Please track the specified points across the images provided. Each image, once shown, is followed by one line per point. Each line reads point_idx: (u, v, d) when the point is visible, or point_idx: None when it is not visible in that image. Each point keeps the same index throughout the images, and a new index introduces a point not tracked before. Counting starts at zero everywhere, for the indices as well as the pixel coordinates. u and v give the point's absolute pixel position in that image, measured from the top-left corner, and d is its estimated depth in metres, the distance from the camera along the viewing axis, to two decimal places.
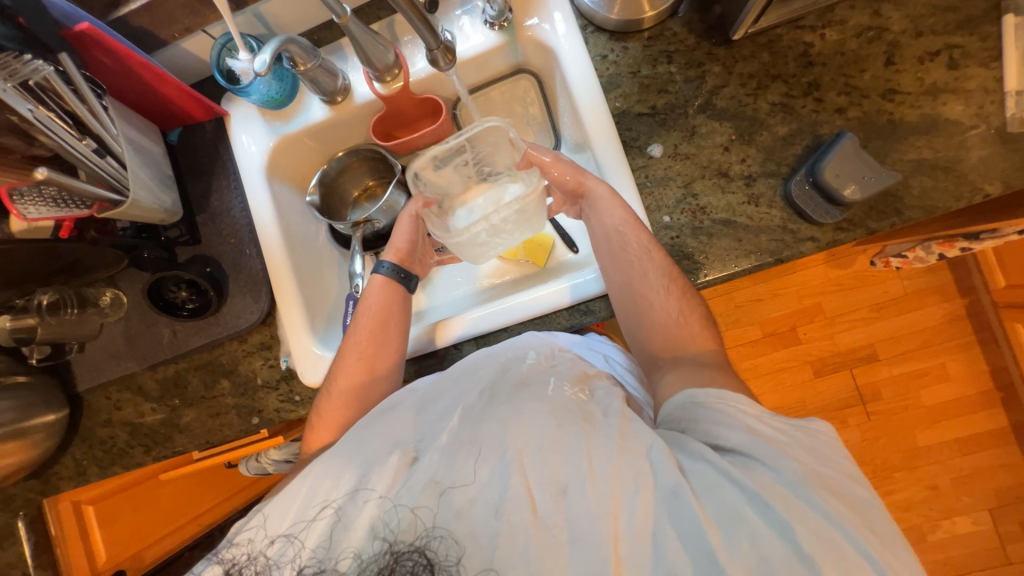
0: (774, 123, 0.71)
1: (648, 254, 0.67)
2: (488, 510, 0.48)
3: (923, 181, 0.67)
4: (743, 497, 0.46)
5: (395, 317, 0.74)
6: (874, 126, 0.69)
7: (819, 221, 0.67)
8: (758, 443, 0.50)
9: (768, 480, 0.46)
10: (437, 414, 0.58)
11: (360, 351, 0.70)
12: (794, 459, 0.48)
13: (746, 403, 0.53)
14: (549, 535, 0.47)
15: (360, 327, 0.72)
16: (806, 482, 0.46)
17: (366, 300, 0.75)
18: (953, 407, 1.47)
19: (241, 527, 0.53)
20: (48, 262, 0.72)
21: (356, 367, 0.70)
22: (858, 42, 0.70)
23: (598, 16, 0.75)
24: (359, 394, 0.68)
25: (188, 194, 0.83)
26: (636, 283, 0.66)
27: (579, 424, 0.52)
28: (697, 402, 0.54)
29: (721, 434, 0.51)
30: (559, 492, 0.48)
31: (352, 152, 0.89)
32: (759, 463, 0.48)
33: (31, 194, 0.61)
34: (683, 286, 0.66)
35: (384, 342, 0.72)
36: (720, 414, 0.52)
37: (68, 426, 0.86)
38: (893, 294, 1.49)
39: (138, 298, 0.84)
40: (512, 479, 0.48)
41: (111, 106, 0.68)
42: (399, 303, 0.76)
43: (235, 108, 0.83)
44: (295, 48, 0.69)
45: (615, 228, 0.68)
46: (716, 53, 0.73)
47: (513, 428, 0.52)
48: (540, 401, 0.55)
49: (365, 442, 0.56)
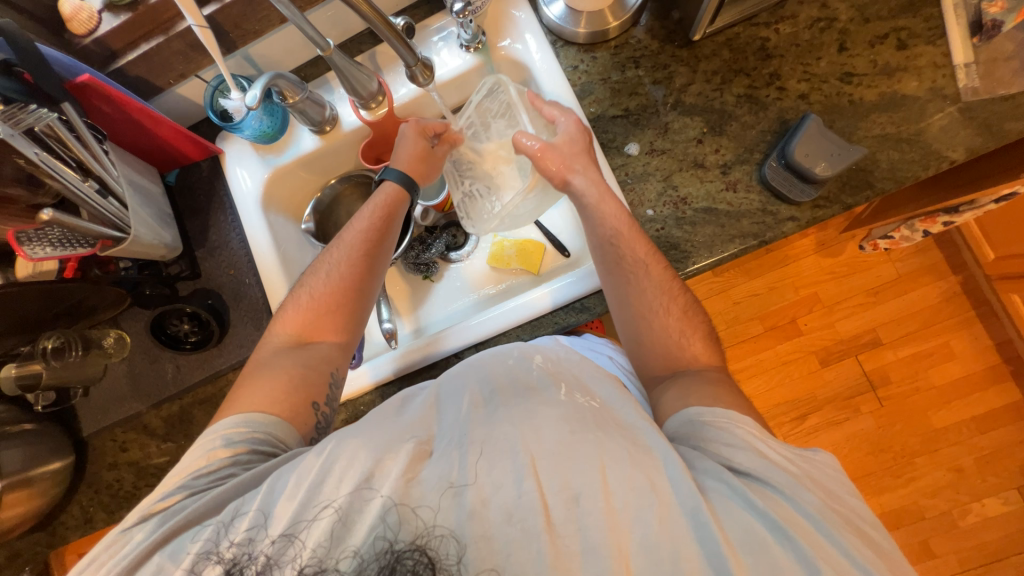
0: (742, 114, 0.74)
1: (645, 268, 0.66)
2: (502, 514, 0.47)
3: (890, 155, 0.70)
4: (765, 525, 0.46)
5: (390, 234, 0.74)
6: (836, 107, 0.72)
7: (796, 200, 0.70)
8: (771, 468, 0.50)
9: (786, 510, 0.47)
10: (451, 414, 0.57)
11: (349, 260, 0.71)
12: (811, 491, 0.48)
13: (753, 426, 0.53)
14: (561, 544, 0.46)
15: (353, 238, 0.72)
16: (824, 514, 0.47)
17: (365, 210, 0.74)
18: (964, 384, 1.46)
19: (237, 524, 0.49)
20: (54, 304, 0.73)
21: (343, 274, 0.70)
22: (811, 33, 0.75)
23: (566, 31, 0.79)
24: (341, 302, 0.69)
25: (186, 231, 0.86)
26: (633, 272, 0.66)
27: (593, 431, 0.51)
28: (703, 420, 0.54)
29: (734, 456, 0.51)
30: (571, 499, 0.48)
31: (344, 179, 0.93)
32: (776, 491, 0.48)
33: (37, 237, 0.64)
34: (682, 299, 0.66)
35: (375, 252, 0.72)
36: (730, 436, 0.52)
37: (73, 473, 0.85)
38: (886, 277, 1.50)
39: (142, 337, 0.85)
40: (526, 484, 0.48)
41: (111, 150, 0.71)
42: (396, 217, 0.75)
43: (230, 145, 0.87)
44: (284, 83, 0.73)
45: (609, 238, 0.67)
46: (679, 55, 0.78)
47: (526, 433, 0.51)
48: (553, 407, 0.54)
49: (382, 428, 0.55)
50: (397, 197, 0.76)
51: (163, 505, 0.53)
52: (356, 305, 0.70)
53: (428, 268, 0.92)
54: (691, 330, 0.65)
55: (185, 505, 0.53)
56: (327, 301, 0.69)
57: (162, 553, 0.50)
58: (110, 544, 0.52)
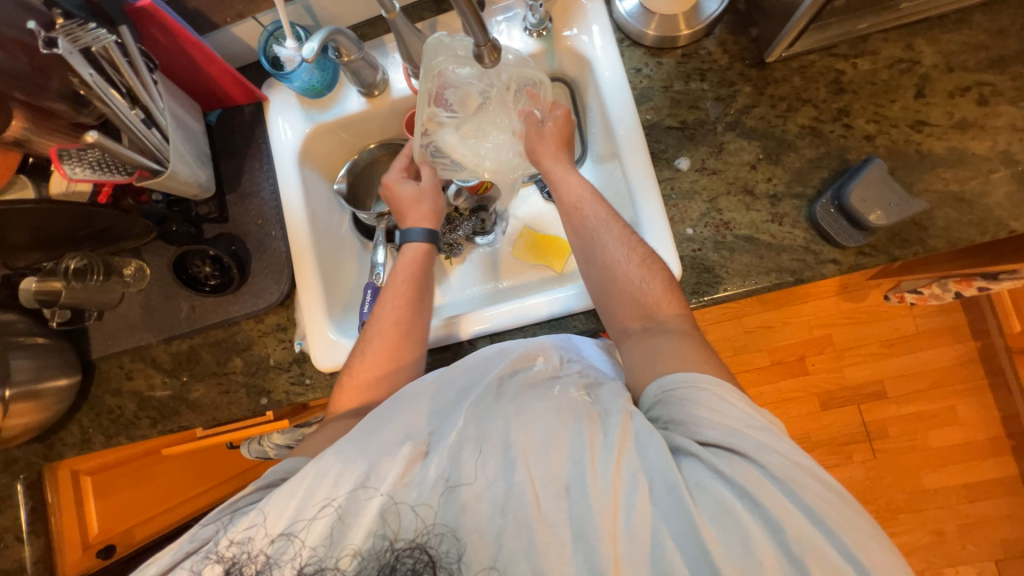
0: (802, 145, 0.72)
1: (605, 225, 0.68)
2: (494, 505, 0.47)
3: (948, 214, 0.67)
4: (734, 493, 0.44)
5: (423, 294, 0.74)
6: (901, 154, 0.70)
7: (841, 243, 0.68)
8: (736, 434, 0.47)
9: (752, 474, 0.45)
10: (449, 406, 0.57)
11: (385, 330, 0.70)
12: (776, 451, 0.46)
13: (715, 384, 0.51)
14: (551, 531, 0.46)
15: (385, 306, 0.72)
16: (790, 477, 0.44)
17: (393, 276, 0.75)
18: (961, 450, 1.45)
19: (236, 524, 0.50)
20: (82, 225, 0.74)
21: (379, 344, 0.69)
22: (889, 73, 0.71)
23: (635, 30, 0.77)
24: (382, 369, 0.69)
25: (220, 173, 0.85)
26: (608, 256, 0.65)
27: (583, 422, 0.51)
28: (667, 390, 0.52)
29: (700, 425, 0.48)
30: (561, 490, 0.47)
31: (384, 146, 0.92)
32: (742, 456, 0.46)
33: (77, 156, 0.64)
34: (642, 248, 0.65)
35: (409, 316, 0.72)
36: (692, 403, 0.50)
37: (79, 391, 0.87)
38: (904, 331, 1.48)
39: (161, 271, 0.85)
40: (516, 475, 0.48)
41: (161, 81, 0.70)
42: (424, 276, 0.76)
43: (276, 93, 0.86)
44: (343, 39, 0.72)
45: (573, 203, 0.71)
46: (748, 74, 0.75)
47: (518, 425, 0.51)
48: (545, 399, 0.54)
49: (375, 429, 0.53)
50: (424, 254, 0.77)
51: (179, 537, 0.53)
52: (403, 371, 0.69)
53: (452, 249, 0.92)
54: (653, 274, 0.63)
55: (199, 533, 0.52)
56: (370, 377, 0.68)
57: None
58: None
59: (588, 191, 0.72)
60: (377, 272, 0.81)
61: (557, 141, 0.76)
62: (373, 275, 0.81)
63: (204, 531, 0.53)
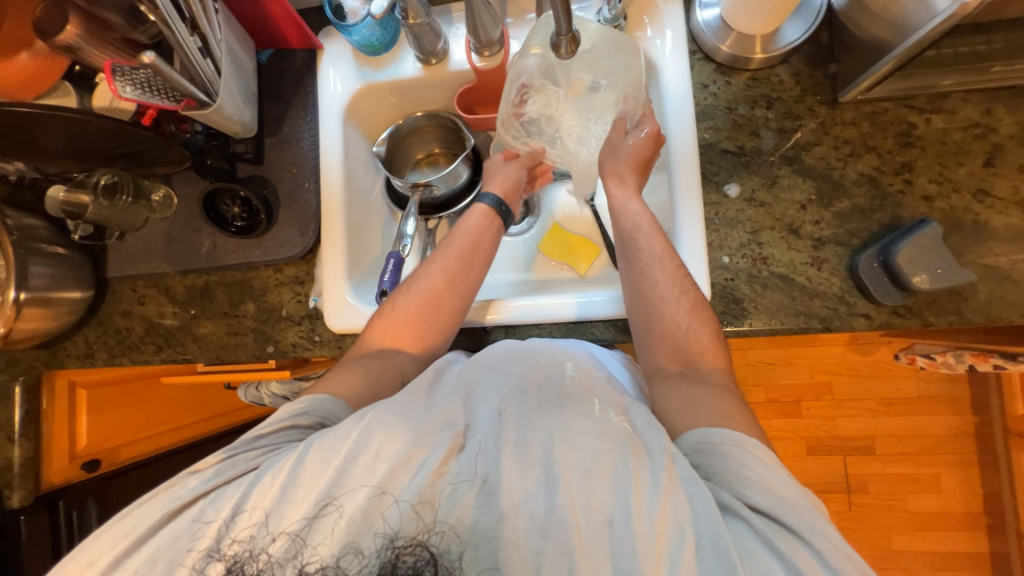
0: (857, 193, 0.70)
1: (659, 260, 0.66)
2: (532, 524, 0.46)
3: (991, 290, 0.66)
4: (783, 569, 0.43)
5: (479, 259, 0.73)
6: (956, 221, 0.68)
7: (878, 300, 0.66)
8: (786, 507, 0.46)
9: (802, 553, 0.44)
10: (486, 405, 0.55)
11: (434, 280, 0.70)
12: (825, 533, 0.45)
13: (764, 452, 0.50)
14: (592, 566, 0.44)
15: (440, 258, 0.72)
16: (840, 564, 0.43)
17: (454, 233, 0.74)
18: (937, 519, 1.45)
19: (238, 522, 0.49)
20: (119, 143, 0.73)
21: (425, 291, 0.69)
22: (962, 136, 0.69)
23: (709, 44, 0.74)
24: (419, 318, 0.69)
25: (263, 114, 0.84)
26: (658, 294, 0.65)
27: (629, 454, 0.48)
28: (714, 444, 0.51)
29: (749, 488, 0.47)
30: (603, 522, 0.45)
31: (430, 117, 0.89)
32: (789, 530, 0.45)
33: (129, 75, 0.63)
34: (693, 292, 0.64)
35: (461, 272, 0.71)
36: (741, 466, 0.49)
37: (89, 306, 0.87)
38: (906, 393, 1.47)
39: (188, 203, 0.84)
40: (558, 498, 0.46)
41: (221, 11, 0.69)
42: (483, 240, 0.74)
43: (332, 43, 0.84)
44: (411, 0, 0.70)
45: (629, 232, 0.69)
46: (816, 110, 0.72)
47: (563, 443, 0.49)
48: (588, 419, 0.52)
49: (412, 412, 0.53)
50: (489, 220, 0.75)
51: (222, 456, 0.55)
52: (439, 324, 0.69)
53: None
54: (701, 322, 0.63)
55: (241, 460, 0.54)
56: (409, 318, 0.68)
57: (207, 500, 0.51)
58: (165, 486, 0.53)
59: (649, 217, 0.69)
60: (404, 244, 0.80)
61: (632, 163, 0.71)
62: (399, 245, 0.80)
63: (244, 459, 0.54)
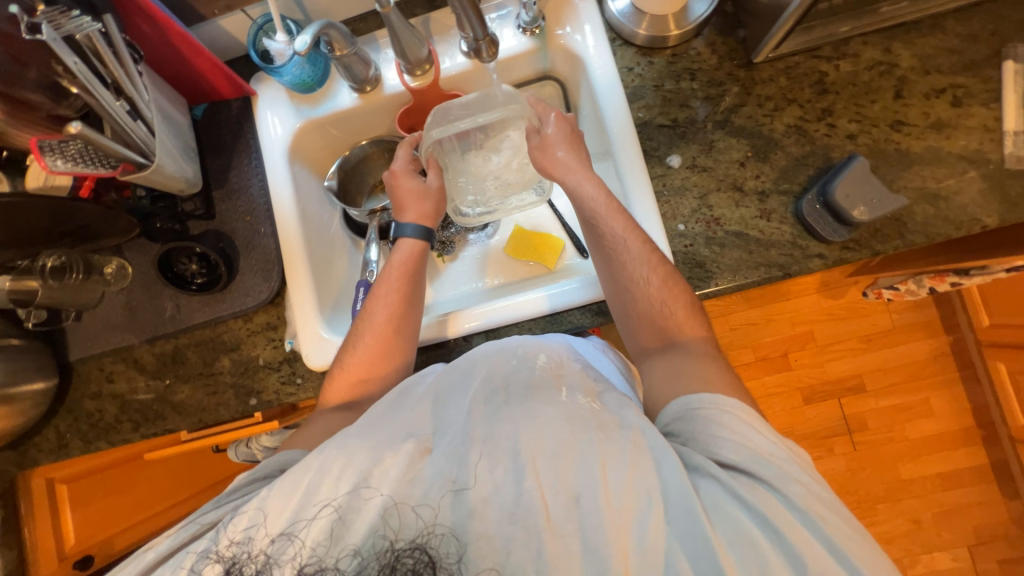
0: (788, 144, 0.74)
1: (624, 242, 0.66)
2: (502, 512, 0.46)
3: (926, 210, 0.70)
4: (755, 522, 0.44)
5: (415, 292, 0.72)
6: (882, 152, 0.72)
7: (827, 238, 0.70)
8: (759, 460, 0.47)
9: (775, 505, 0.44)
10: (456, 402, 0.56)
11: (377, 325, 0.69)
12: (798, 481, 0.46)
13: (742, 410, 0.51)
14: (561, 543, 0.45)
15: (377, 303, 0.70)
16: (809, 507, 0.44)
17: (385, 274, 0.73)
18: (936, 441, 1.50)
19: (234, 523, 0.49)
20: (58, 223, 0.70)
21: (372, 340, 0.68)
22: (870, 75, 0.74)
23: (627, 29, 0.78)
24: (376, 369, 0.68)
25: (207, 169, 0.83)
26: (627, 276, 0.65)
27: (595, 432, 0.49)
28: (694, 409, 0.52)
29: (722, 448, 0.48)
30: (571, 499, 0.46)
31: (375, 142, 0.91)
32: (764, 482, 0.46)
33: (58, 149, 0.63)
34: (663, 268, 0.65)
35: (400, 312, 0.70)
36: (718, 425, 0.50)
37: (56, 395, 0.83)
38: (882, 327, 1.53)
39: (144, 269, 0.82)
40: (527, 484, 0.46)
41: (146, 72, 0.69)
42: (417, 276, 0.74)
43: (265, 88, 0.84)
44: (335, 33, 0.71)
45: (589, 216, 0.69)
46: (736, 74, 0.77)
47: (529, 431, 0.50)
48: (554, 404, 0.52)
49: (378, 427, 0.53)
50: (417, 252, 0.75)
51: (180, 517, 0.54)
52: (394, 367, 0.69)
53: (444, 246, 0.93)
54: (674, 297, 0.63)
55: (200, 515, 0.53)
56: (362, 372, 0.67)
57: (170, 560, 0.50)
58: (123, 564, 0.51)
59: (604, 196, 0.69)
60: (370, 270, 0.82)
61: (569, 142, 0.73)
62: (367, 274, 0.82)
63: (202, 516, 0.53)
